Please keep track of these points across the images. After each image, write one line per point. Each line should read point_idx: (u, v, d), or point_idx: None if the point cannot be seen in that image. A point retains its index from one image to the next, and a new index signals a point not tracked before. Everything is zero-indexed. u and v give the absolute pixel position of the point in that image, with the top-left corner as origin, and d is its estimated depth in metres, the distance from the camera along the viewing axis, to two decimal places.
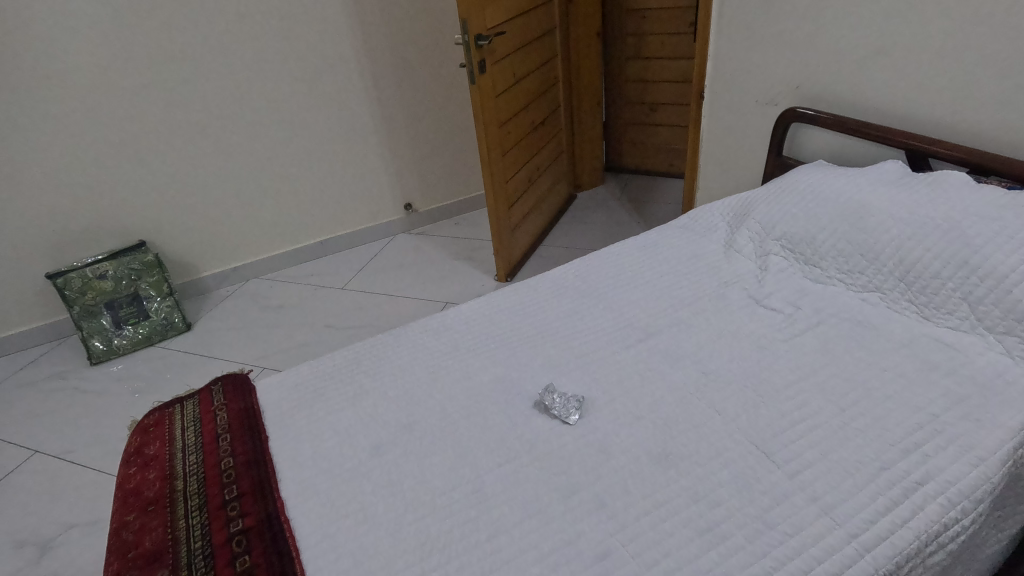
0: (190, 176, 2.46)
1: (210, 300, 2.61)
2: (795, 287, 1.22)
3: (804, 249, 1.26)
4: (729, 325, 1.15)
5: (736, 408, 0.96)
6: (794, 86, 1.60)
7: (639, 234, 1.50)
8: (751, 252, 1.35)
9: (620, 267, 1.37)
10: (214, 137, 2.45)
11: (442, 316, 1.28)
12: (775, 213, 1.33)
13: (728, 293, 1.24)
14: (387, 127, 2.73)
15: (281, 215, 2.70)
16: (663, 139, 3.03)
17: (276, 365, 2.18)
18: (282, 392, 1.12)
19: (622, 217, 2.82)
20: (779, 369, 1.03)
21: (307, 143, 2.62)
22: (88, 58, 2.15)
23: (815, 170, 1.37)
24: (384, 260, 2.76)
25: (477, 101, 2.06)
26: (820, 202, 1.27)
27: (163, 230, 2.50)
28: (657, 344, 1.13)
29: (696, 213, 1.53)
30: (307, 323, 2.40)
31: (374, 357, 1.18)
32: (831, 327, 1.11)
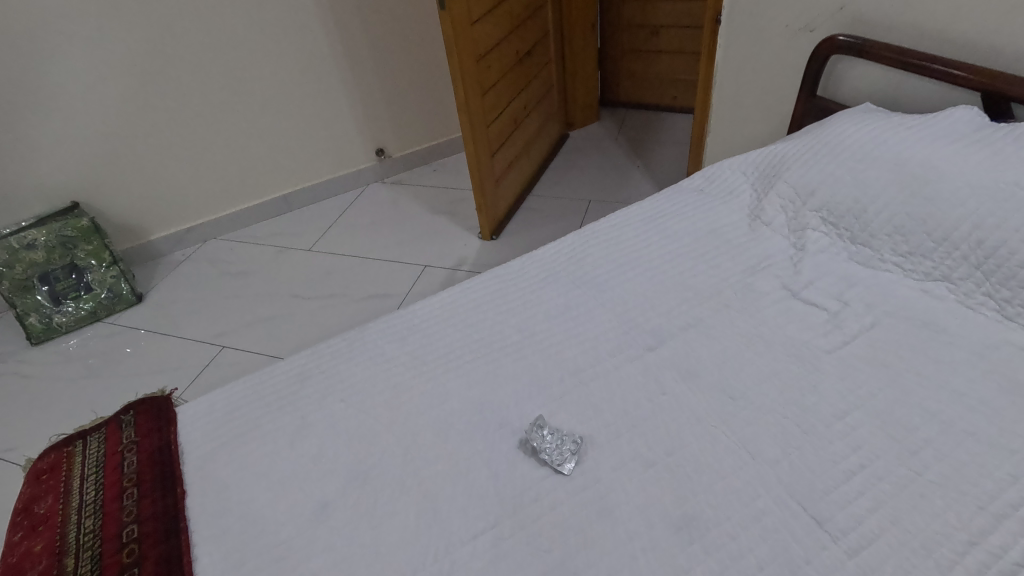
0: (123, 127, 2.13)
1: (163, 266, 2.35)
2: (839, 274, 0.99)
3: (851, 224, 1.02)
4: (760, 327, 0.92)
5: (774, 449, 0.76)
6: (837, 7, 1.29)
7: (643, 201, 1.24)
8: (783, 225, 1.10)
9: (623, 246, 1.13)
10: (146, 81, 2.09)
11: (406, 315, 1.04)
12: (816, 177, 1.07)
13: (757, 281, 1.01)
14: (350, 62, 2.37)
15: (235, 167, 2.38)
16: (665, 68, 2.67)
17: (238, 344, 1.97)
18: (207, 426, 0.90)
19: (619, 160, 2.52)
20: (827, 393, 0.81)
21: (257, 82, 2.25)
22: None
23: (864, 118, 1.10)
24: (355, 216, 2.48)
25: (448, 31, 1.71)
26: (872, 165, 1.02)
27: (98, 191, 2.19)
28: (671, 354, 0.90)
29: (713, 172, 1.27)
30: (272, 292, 2.16)
31: (322, 373, 0.96)
32: (889, 330, 0.89)
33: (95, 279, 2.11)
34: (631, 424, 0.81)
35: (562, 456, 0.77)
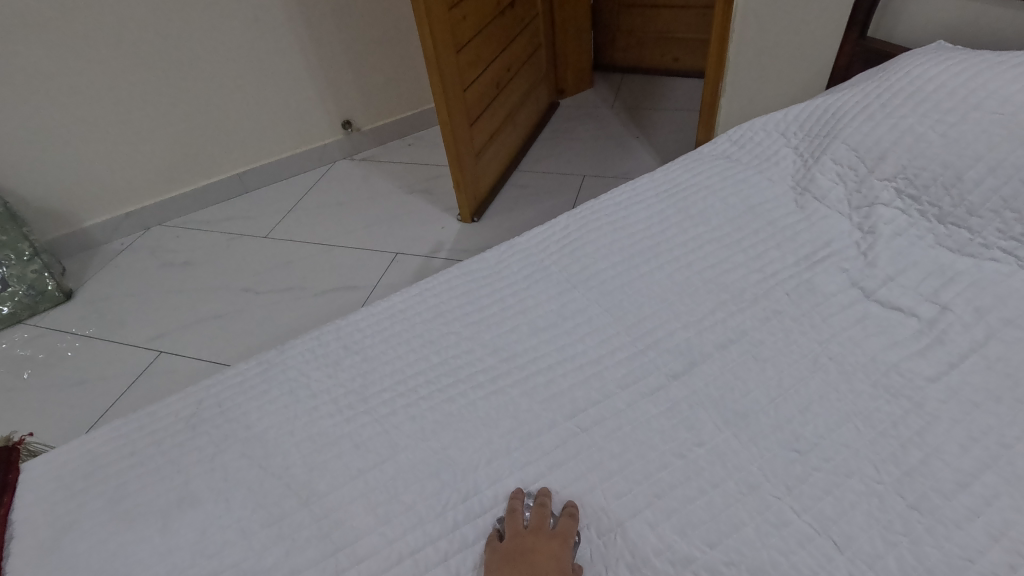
0: (37, 95, 1.80)
1: (99, 258, 2.05)
2: (928, 265, 0.73)
3: (941, 197, 0.76)
4: (827, 344, 0.67)
5: (872, 537, 0.51)
6: None
7: (655, 171, 0.97)
8: (842, 199, 0.83)
9: (634, 232, 0.86)
10: (61, 41, 1.76)
11: (345, 329, 0.78)
12: (887, 135, 0.81)
13: (816, 278, 0.75)
14: (306, 19, 2.05)
15: (177, 142, 2.07)
16: (666, 26, 2.39)
17: (179, 348, 1.69)
18: (56, 498, 0.64)
19: (616, 129, 2.24)
20: (939, 448, 0.56)
21: (194, 41, 1.93)
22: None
23: (950, 57, 0.84)
24: (319, 196, 2.19)
25: None
26: (968, 116, 0.75)
27: (12, 171, 1.87)
28: (705, 385, 0.65)
29: (743, 134, 1.00)
30: (222, 286, 1.88)
31: (224, 416, 0.70)
32: (1012, 346, 0.63)
33: (13, 274, 1.80)
34: (655, 495, 0.56)
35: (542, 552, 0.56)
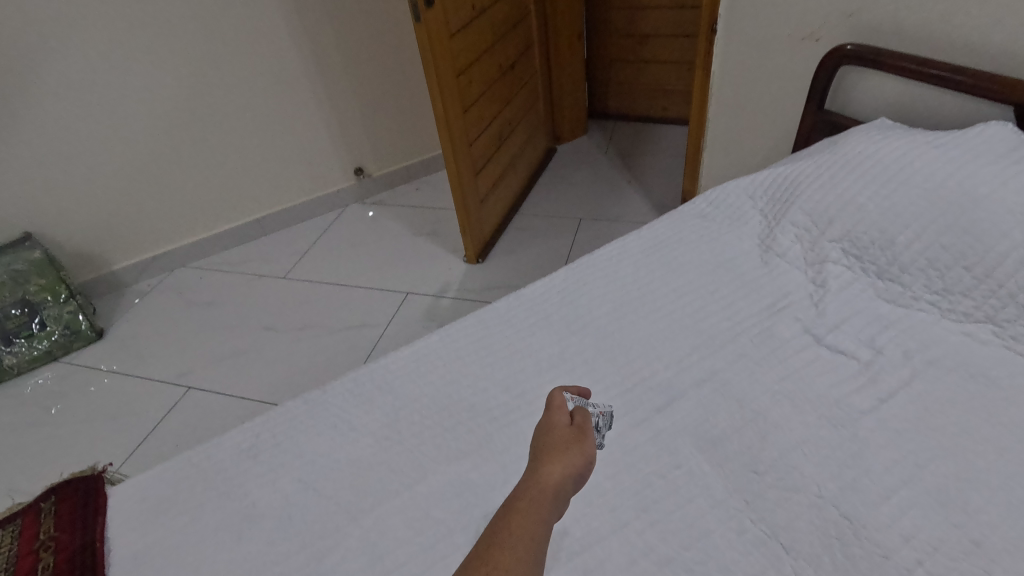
0: (78, 149, 1.97)
1: (126, 298, 2.18)
2: (868, 314, 0.88)
3: (879, 257, 0.90)
4: (784, 382, 0.80)
5: (812, 542, 0.64)
6: (845, 14, 1.17)
7: (642, 228, 1.12)
8: (799, 257, 0.98)
9: (623, 283, 1.01)
10: (103, 101, 1.94)
11: (378, 371, 0.91)
12: (835, 202, 0.96)
13: (777, 325, 0.89)
14: (324, 78, 2.22)
15: (203, 189, 2.23)
16: (655, 78, 2.58)
17: (205, 383, 1.82)
18: (140, 518, 0.77)
19: (610, 174, 2.41)
20: (870, 470, 0.69)
21: (221, 98, 2.10)
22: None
23: (888, 134, 0.99)
24: (333, 238, 2.35)
25: (425, 47, 1.58)
26: (900, 189, 0.91)
27: (52, 218, 2.03)
28: (683, 418, 0.78)
29: (717, 195, 1.15)
30: (244, 324, 2.01)
31: (278, 446, 0.83)
32: (932, 385, 0.77)
33: (51, 315, 1.94)
34: (641, 509, 0.69)
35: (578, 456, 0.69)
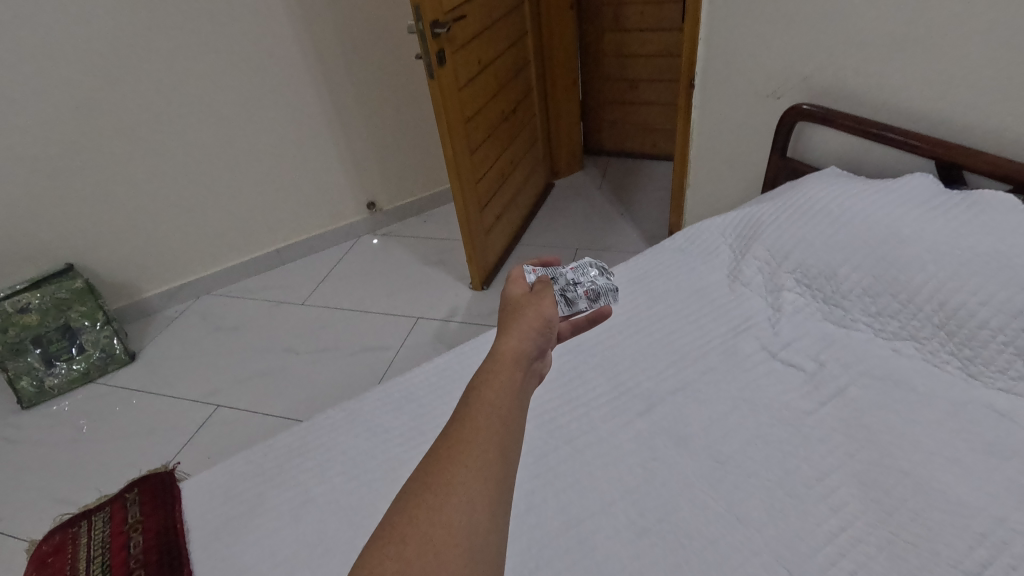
0: (115, 188, 2.11)
1: (155, 324, 2.32)
2: (816, 333, 1.05)
3: (824, 285, 1.08)
4: (742, 390, 0.97)
5: (762, 514, 0.80)
6: (800, 78, 1.38)
7: (629, 261, 1.30)
8: (760, 285, 1.16)
9: (612, 308, 1.18)
10: (139, 145, 2.08)
11: (404, 383, 1.08)
12: (788, 240, 1.14)
13: (739, 343, 1.06)
14: (342, 122, 2.39)
15: (228, 225, 2.38)
16: (645, 119, 2.79)
17: (232, 402, 1.96)
18: (211, 504, 0.94)
19: (604, 207, 2.61)
20: (810, 458, 0.85)
21: (248, 141, 2.26)
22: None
23: (832, 182, 1.18)
24: (347, 267, 2.51)
25: (437, 99, 1.78)
26: (840, 228, 1.08)
27: (89, 251, 2.16)
28: (660, 419, 0.95)
29: (692, 231, 1.33)
30: (267, 346, 2.17)
31: (322, 445, 0.99)
32: (864, 391, 0.94)
33: (89, 340, 2.11)
34: (625, 491, 0.85)
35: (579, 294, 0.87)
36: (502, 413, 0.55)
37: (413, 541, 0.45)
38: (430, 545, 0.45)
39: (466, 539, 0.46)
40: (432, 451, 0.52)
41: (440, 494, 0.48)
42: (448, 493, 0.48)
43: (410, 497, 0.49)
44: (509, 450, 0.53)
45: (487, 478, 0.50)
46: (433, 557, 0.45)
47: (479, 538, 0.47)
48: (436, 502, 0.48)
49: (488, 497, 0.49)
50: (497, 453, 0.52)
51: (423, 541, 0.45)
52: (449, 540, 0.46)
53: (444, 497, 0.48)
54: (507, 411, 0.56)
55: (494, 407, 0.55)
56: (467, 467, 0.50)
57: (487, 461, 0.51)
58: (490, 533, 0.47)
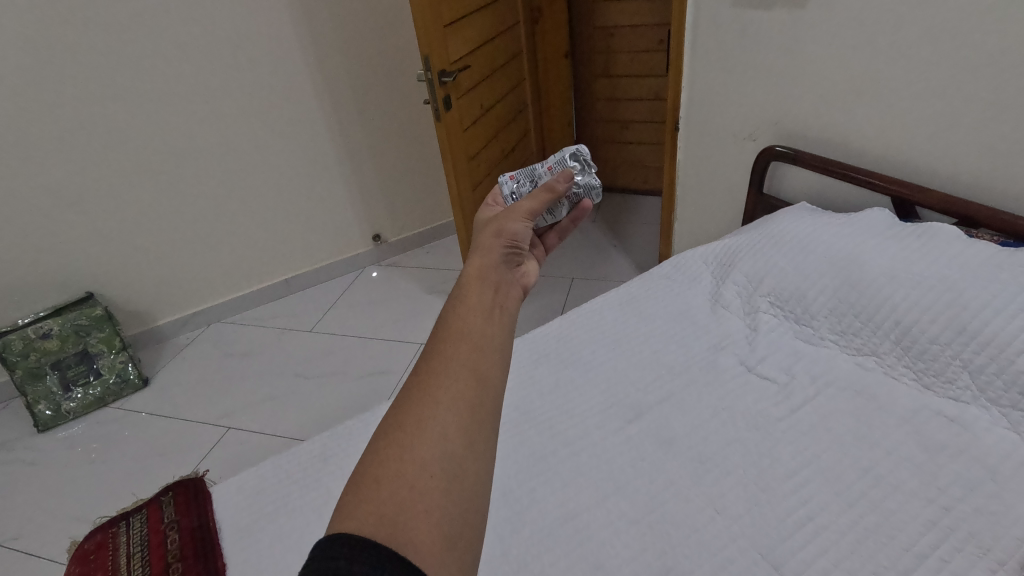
0: (137, 222, 2.23)
1: (167, 351, 2.39)
2: (788, 350, 1.16)
3: (794, 307, 1.19)
4: (722, 400, 1.09)
5: (738, 507, 0.91)
6: (772, 122, 1.53)
7: (621, 287, 1.42)
8: (738, 307, 1.28)
9: (605, 329, 1.30)
10: (160, 181, 2.20)
11: None
12: (762, 266, 1.26)
13: (719, 359, 1.17)
14: (351, 160, 2.51)
15: (240, 256, 2.48)
16: (636, 157, 2.96)
17: (244, 424, 1.99)
18: (243, 506, 1.03)
19: (599, 240, 2.74)
20: (780, 458, 0.97)
21: (263, 176, 2.38)
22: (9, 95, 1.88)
23: (801, 215, 1.31)
24: (353, 296, 2.58)
25: (443, 139, 1.93)
26: (808, 255, 1.20)
27: (108, 280, 2.27)
28: (648, 426, 1.06)
29: (678, 260, 1.46)
30: (276, 370, 2.21)
31: (344, 453, 1.09)
32: (829, 400, 1.05)
33: (105, 365, 2.17)
34: (617, 489, 0.96)
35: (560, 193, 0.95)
36: (469, 354, 0.59)
37: (387, 479, 0.50)
38: (404, 481, 0.50)
39: (439, 471, 0.51)
40: (404, 395, 0.57)
41: (412, 433, 0.53)
42: (419, 432, 0.53)
43: (385, 441, 0.53)
44: (478, 387, 0.57)
45: (457, 415, 0.55)
46: (408, 491, 0.49)
47: (451, 470, 0.51)
48: (409, 441, 0.52)
49: (458, 429, 0.54)
50: (466, 392, 0.56)
51: (398, 476, 0.50)
52: (422, 474, 0.50)
53: (416, 437, 0.53)
54: (476, 353, 0.59)
55: (461, 349, 0.59)
56: (437, 409, 0.54)
57: (454, 400, 0.55)
58: (461, 463, 0.52)
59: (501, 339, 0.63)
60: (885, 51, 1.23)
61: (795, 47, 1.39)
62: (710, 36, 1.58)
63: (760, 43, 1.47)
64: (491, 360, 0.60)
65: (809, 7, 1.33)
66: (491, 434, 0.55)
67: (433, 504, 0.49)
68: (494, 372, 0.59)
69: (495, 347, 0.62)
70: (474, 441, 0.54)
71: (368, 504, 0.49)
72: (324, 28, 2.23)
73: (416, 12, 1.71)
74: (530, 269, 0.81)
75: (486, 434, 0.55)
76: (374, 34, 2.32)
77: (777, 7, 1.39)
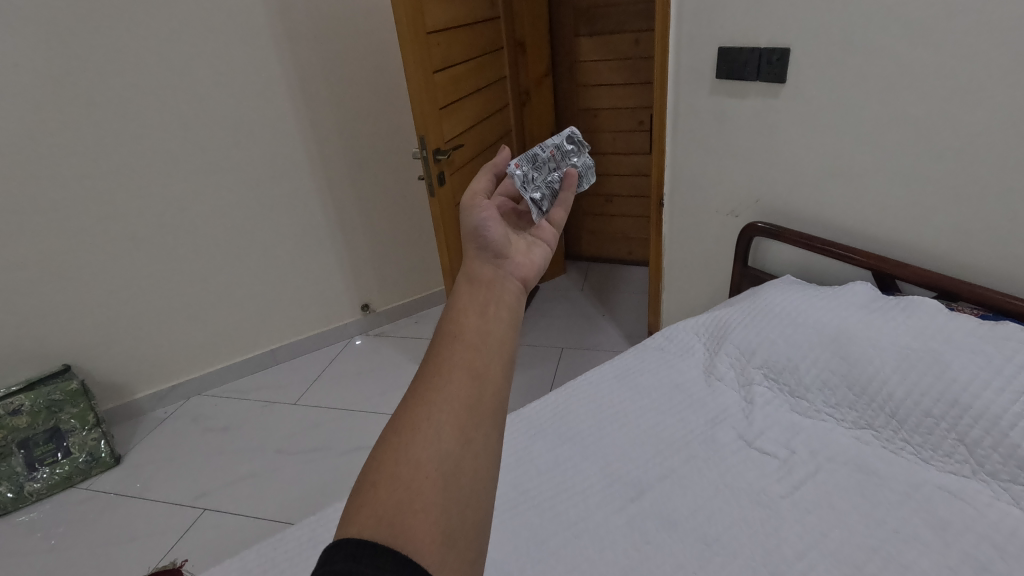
0: (123, 293, 2.20)
1: (143, 426, 2.29)
2: (784, 423, 1.16)
3: (788, 379, 1.20)
4: (723, 475, 1.08)
5: None
6: (753, 200, 1.60)
7: (614, 359, 1.42)
8: (733, 379, 1.28)
9: (601, 403, 1.29)
10: (150, 252, 2.19)
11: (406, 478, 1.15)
12: (752, 336, 1.28)
13: (718, 433, 1.17)
14: (343, 231, 2.53)
15: (226, 327, 2.44)
16: (621, 229, 3.05)
17: (221, 505, 1.89)
18: None
19: (587, 309, 2.77)
20: (786, 537, 0.95)
21: (255, 247, 2.38)
22: (4, 168, 1.88)
23: (787, 288, 1.35)
24: (340, 366, 2.53)
25: (437, 213, 1.97)
26: (797, 326, 1.23)
27: (89, 352, 2.21)
28: (650, 504, 1.04)
29: (670, 332, 1.47)
30: (258, 446, 2.12)
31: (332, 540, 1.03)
32: (831, 475, 1.04)
33: (75, 443, 2.06)
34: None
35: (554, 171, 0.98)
36: (465, 355, 0.63)
37: (384, 482, 0.54)
38: (401, 482, 0.54)
39: (435, 470, 0.55)
40: (403, 401, 0.61)
41: (408, 436, 0.57)
42: (416, 435, 0.57)
43: (384, 446, 0.58)
44: (474, 386, 0.61)
45: (453, 413, 0.59)
46: (407, 491, 0.54)
47: (446, 468, 0.55)
48: (407, 444, 0.56)
49: (454, 428, 0.58)
50: (460, 392, 0.60)
51: (395, 478, 0.54)
52: (420, 475, 0.54)
53: (412, 439, 0.57)
54: (470, 353, 0.64)
55: (457, 349, 0.64)
56: (431, 410, 0.58)
57: (449, 402, 0.59)
58: (456, 461, 0.56)
59: (497, 337, 0.67)
60: (857, 138, 1.32)
61: (771, 133, 1.49)
62: (691, 121, 1.68)
63: (739, 128, 1.56)
64: (488, 356, 0.64)
65: (783, 97, 1.43)
66: (487, 430, 0.59)
67: (429, 502, 0.53)
68: (491, 368, 0.63)
69: (491, 345, 0.66)
70: (469, 439, 0.58)
71: (368, 508, 0.53)
72: (324, 108, 2.30)
73: (414, 96, 1.80)
74: (533, 259, 0.83)
75: (483, 430, 0.59)
76: (371, 113, 2.40)
77: (753, 96, 1.49)
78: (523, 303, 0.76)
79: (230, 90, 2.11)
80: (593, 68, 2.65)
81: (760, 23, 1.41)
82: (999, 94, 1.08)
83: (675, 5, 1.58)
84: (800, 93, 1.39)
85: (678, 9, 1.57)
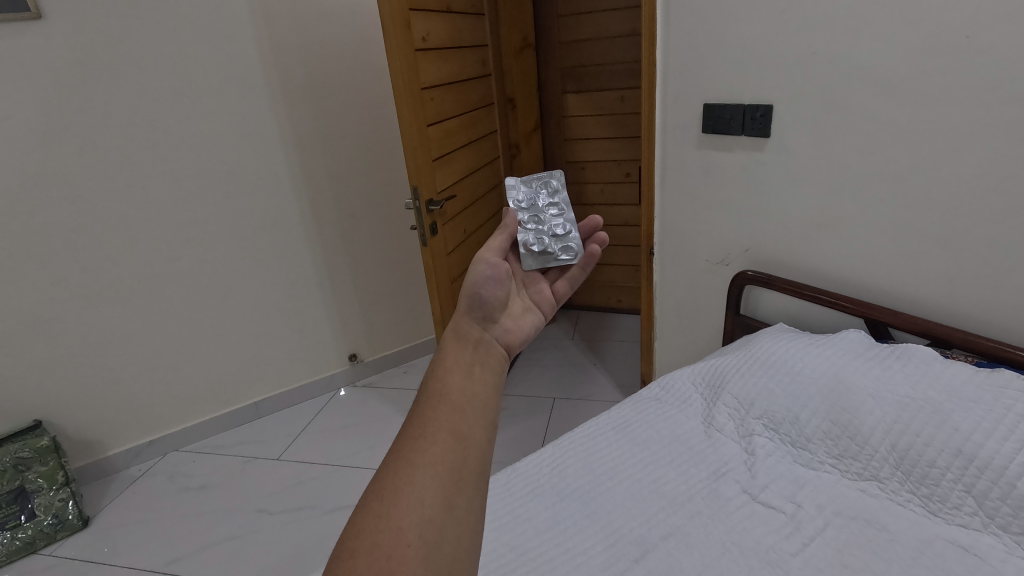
0: (103, 345, 2.13)
1: (114, 485, 2.18)
2: (789, 475, 1.14)
3: (789, 430, 1.18)
4: (729, 533, 1.04)
5: None
6: (743, 249, 1.63)
7: (611, 410, 1.40)
8: (733, 431, 1.26)
9: (598, 457, 1.26)
10: (133, 302, 2.14)
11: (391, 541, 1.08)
12: (750, 386, 1.27)
13: (721, 487, 1.14)
14: (333, 281, 2.51)
15: (208, 379, 2.36)
16: (610, 278, 3.07)
17: (193, 571, 1.77)
18: None
19: (577, 358, 2.75)
20: None
21: (241, 296, 2.34)
22: None
23: (783, 337, 1.35)
24: (326, 419, 2.45)
25: (429, 262, 1.97)
26: (795, 376, 1.22)
27: (62, 408, 2.12)
28: (654, 566, 0.99)
29: (667, 381, 1.45)
30: (238, 506, 2.01)
31: None
32: (839, 530, 1.01)
33: (41, 504, 1.94)
34: None
35: (564, 220, 0.93)
36: (451, 415, 0.61)
37: (364, 549, 0.51)
38: (381, 550, 0.51)
39: (418, 537, 0.52)
40: (384, 464, 0.58)
41: (393, 499, 0.54)
42: (399, 499, 0.54)
43: (365, 511, 0.55)
44: (458, 448, 0.58)
45: (438, 475, 0.56)
46: (387, 562, 0.50)
47: (429, 535, 0.52)
48: (389, 509, 0.53)
49: (436, 493, 0.55)
50: (445, 453, 0.58)
51: (376, 546, 0.51)
52: (401, 543, 0.51)
53: (395, 504, 0.54)
54: (455, 411, 0.61)
55: (441, 410, 0.61)
56: (416, 473, 0.56)
57: (434, 464, 0.57)
58: (439, 528, 0.53)
59: (482, 399, 0.64)
60: (844, 190, 1.35)
61: (758, 184, 1.53)
62: (680, 173, 1.71)
63: (726, 180, 1.60)
64: (475, 416, 0.62)
65: (768, 151, 1.47)
66: (470, 493, 0.56)
67: (412, 572, 0.50)
68: (474, 428, 0.61)
69: (475, 406, 0.63)
70: (453, 503, 0.55)
71: None
72: (317, 159, 2.32)
73: (407, 148, 1.82)
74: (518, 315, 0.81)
75: (467, 494, 0.56)
76: (364, 164, 2.43)
77: (739, 149, 1.54)
78: (507, 366, 0.73)
79: (225, 142, 2.13)
80: (580, 122, 2.73)
81: (743, 82, 1.47)
82: (976, 148, 1.13)
83: (661, 64, 1.64)
84: (784, 148, 1.44)
85: (664, 68, 1.63)
